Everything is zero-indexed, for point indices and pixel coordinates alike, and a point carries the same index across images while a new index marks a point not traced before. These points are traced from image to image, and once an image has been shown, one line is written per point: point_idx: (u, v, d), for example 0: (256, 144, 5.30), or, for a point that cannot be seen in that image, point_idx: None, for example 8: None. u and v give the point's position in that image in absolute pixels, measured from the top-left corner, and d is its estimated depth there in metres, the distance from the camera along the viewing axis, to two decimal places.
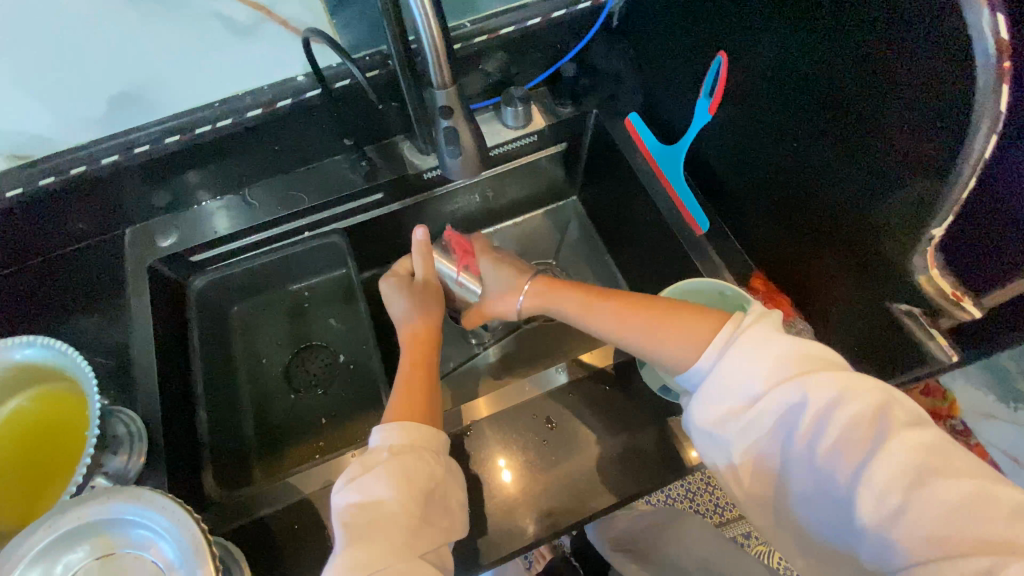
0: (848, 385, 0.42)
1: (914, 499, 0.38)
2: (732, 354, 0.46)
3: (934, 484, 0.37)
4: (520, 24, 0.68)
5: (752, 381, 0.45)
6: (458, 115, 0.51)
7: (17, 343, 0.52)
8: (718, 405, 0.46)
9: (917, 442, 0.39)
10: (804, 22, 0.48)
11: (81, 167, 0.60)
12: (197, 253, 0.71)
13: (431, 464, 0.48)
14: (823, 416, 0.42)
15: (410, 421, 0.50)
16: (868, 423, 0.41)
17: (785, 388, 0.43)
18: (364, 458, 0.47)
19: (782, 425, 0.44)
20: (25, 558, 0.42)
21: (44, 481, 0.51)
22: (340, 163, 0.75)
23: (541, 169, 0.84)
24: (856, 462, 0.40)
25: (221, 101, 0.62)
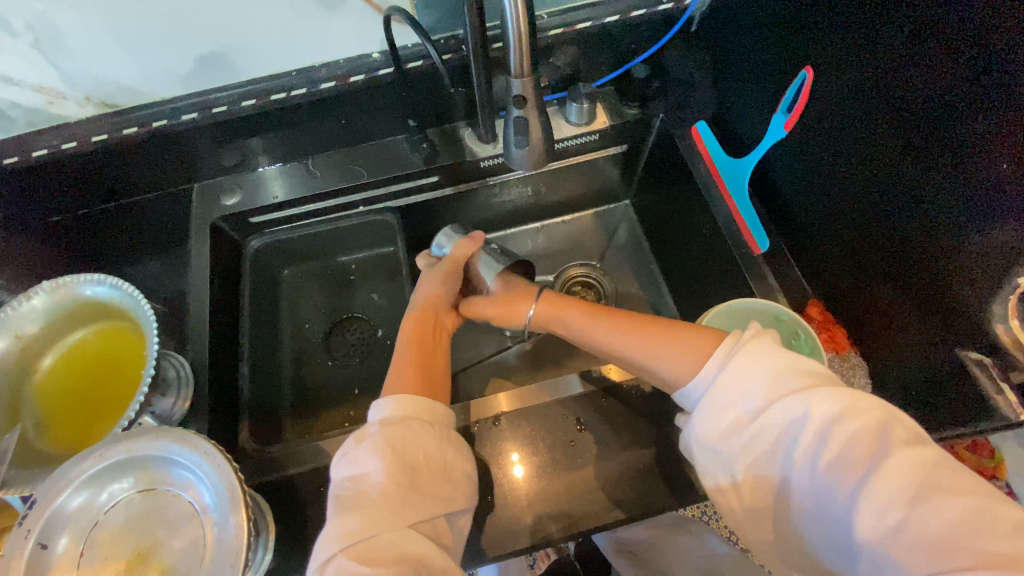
0: (848, 398, 0.40)
1: (913, 519, 0.35)
2: (730, 368, 0.44)
3: (932, 502, 0.35)
4: (598, 20, 0.67)
5: (752, 392, 0.43)
6: (530, 107, 0.51)
7: (89, 280, 0.55)
8: (722, 417, 0.44)
9: (917, 461, 0.37)
10: (888, 48, 0.47)
11: (164, 122, 0.65)
12: (257, 215, 0.75)
13: (424, 434, 0.48)
14: (822, 433, 0.40)
15: (405, 393, 0.51)
16: (867, 440, 0.38)
17: (784, 403, 0.41)
18: (359, 431, 0.49)
19: (778, 440, 0.42)
20: (75, 482, 0.44)
21: (100, 410, 0.54)
22: (401, 143, 0.76)
23: (598, 169, 0.83)
24: (855, 479, 0.38)
25: (298, 70, 0.66)
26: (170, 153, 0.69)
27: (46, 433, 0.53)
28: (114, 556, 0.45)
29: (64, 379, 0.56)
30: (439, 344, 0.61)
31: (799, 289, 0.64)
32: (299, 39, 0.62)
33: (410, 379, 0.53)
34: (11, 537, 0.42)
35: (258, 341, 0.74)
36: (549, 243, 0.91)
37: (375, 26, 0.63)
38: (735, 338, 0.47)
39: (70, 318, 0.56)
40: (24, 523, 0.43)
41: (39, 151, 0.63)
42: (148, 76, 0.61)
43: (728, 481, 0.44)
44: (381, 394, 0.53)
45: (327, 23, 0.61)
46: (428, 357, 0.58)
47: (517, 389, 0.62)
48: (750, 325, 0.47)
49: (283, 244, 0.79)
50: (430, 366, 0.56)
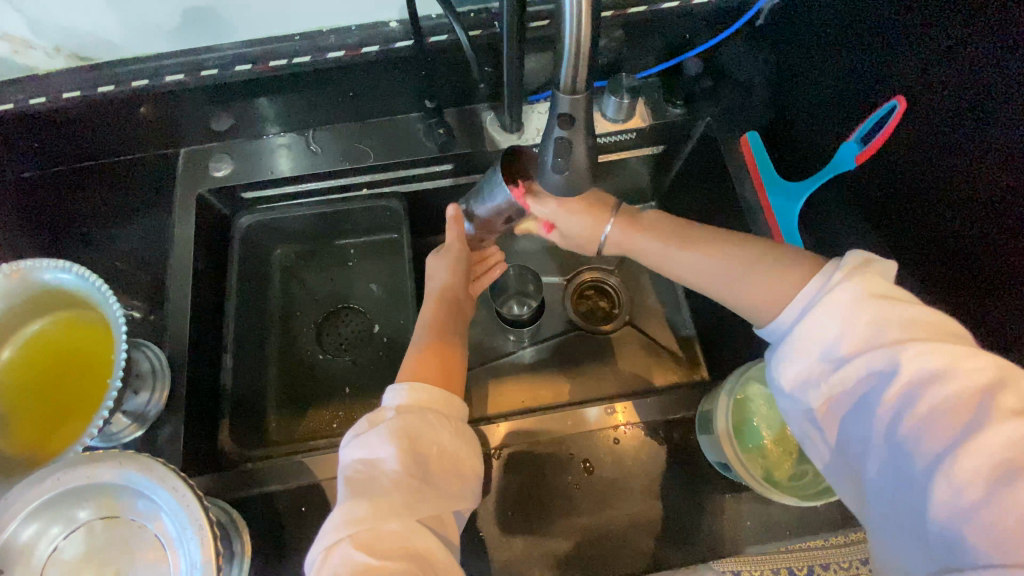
0: (955, 355, 0.35)
1: (997, 498, 0.31)
2: (818, 304, 0.40)
3: (1020, 480, 0.31)
4: (652, 5, 0.59)
5: (834, 340, 0.39)
6: (578, 131, 0.37)
7: (50, 266, 0.48)
8: (798, 362, 0.41)
9: (1017, 436, 0.32)
10: (997, 96, 0.43)
11: (146, 81, 0.57)
12: (250, 189, 0.67)
13: (441, 425, 0.44)
14: (912, 392, 0.35)
15: (423, 382, 0.47)
16: (964, 407, 0.34)
17: (872, 352, 0.37)
18: (373, 414, 0.44)
19: (861, 395, 0.38)
20: (20, 514, 0.39)
21: (59, 412, 0.49)
22: (415, 124, 0.67)
23: (629, 169, 0.75)
24: (938, 445, 0.34)
25: (302, 35, 0.58)
26: (152, 116, 0.61)
27: (7, 432, 0.48)
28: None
29: (24, 372, 0.50)
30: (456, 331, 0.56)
31: None
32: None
33: (427, 375, 0.48)
34: None
35: (244, 329, 0.69)
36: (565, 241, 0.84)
37: None
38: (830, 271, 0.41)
39: (32, 304, 0.50)
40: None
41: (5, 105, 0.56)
42: (131, 29, 0.53)
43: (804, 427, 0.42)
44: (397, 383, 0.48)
45: None
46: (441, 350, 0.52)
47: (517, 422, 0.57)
48: (853, 258, 0.41)
49: (277, 222, 0.71)
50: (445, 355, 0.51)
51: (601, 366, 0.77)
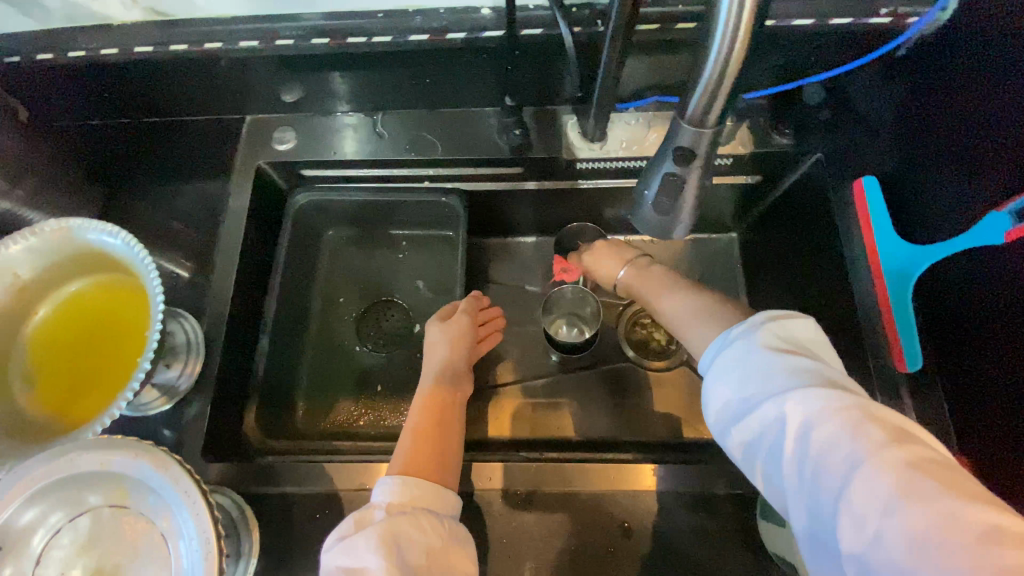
0: (828, 391, 0.31)
1: (896, 538, 0.26)
2: (715, 360, 0.37)
3: (912, 514, 0.26)
4: (783, 22, 0.51)
5: (724, 392, 0.35)
6: (696, 166, 0.34)
7: (96, 226, 0.46)
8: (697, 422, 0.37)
9: (901, 464, 0.28)
10: None
11: (219, 44, 0.54)
12: (309, 167, 0.65)
13: (432, 529, 0.40)
14: (802, 434, 0.31)
15: (413, 475, 0.45)
16: (843, 444, 0.29)
17: (757, 399, 0.33)
18: (360, 514, 0.41)
19: (756, 449, 0.33)
20: (26, 493, 0.37)
21: (87, 378, 0.47)
22: (489, 119, 0.62)
23: (715, 196, 0.68)
24: (829, 491, 0.29)
25: (387, 14, 0.53)
26: (222, 80, 0.59)
27: (34, 390, 0.47)
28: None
29: (59, 331, 0.49)
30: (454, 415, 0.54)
31: (942, 427, 0.49)
32: None
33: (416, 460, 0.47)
34: None
35: (285, 309, 0.66)
36: None
37: None
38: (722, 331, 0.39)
39: (75, 261, 0.48)
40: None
41: (76, 52, 0.54)
42: None
43: None
44: (385, 475, 0.46)
45: None
46: (436, 432, 0.51)
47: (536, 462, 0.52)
48: (750, 313, 0.38)
49: (329, 204, 0.68)
50: (442, 438, 0.50)
51: (648, 403, 0.71)
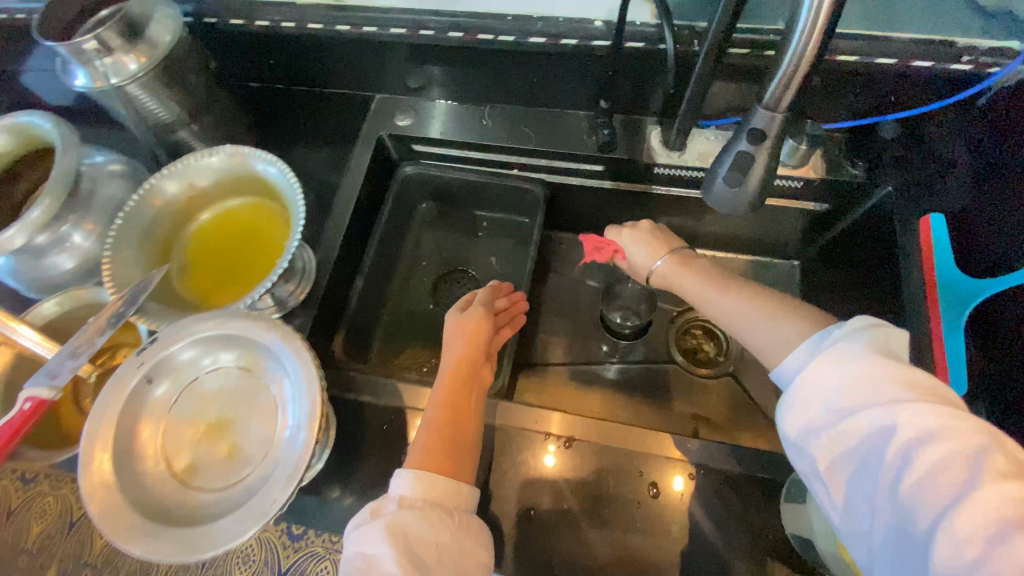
0: (946, 413, 0.34)
1: (998, 560, 0.29)
2: (821, 357, 0.40)
3: (1017, 543, 0.29)
4: (868, 57, 0.55)
5: (834, 392, 0.38)
6: (766, 146, 0.39)
7: (262, 157, 0.57)
8: (797, 413, 0.40)
9: (1016, 495, 0.31)
10: None
11: (375, 29, 0.65)
12: (419, 143, 0.76)
13: (442, 524, 0.44)
14: (915, 447, 0.34)
15: (425, 471, 0.47)
16: (959, 466, 0.32)
17: (871, 406, 0.36)
18: (376, 505, 0.45)
19: (860, 452, 0.37)
20: (184, 340, 0.47)
21: (229, 275, 0.59)
22: (582, 120, 0.70)
23: (781, 218, 0.72)
24: (938, 505, 0.32)
25: (514, 17, 0.61)
26: (367, 58, 0.71)
27: (186, 277, 0.58)
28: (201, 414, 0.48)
29: (213, 236, 0.60)
30: (474, 399, 0.55)
31: None
32: None
33: (430, 457, 0.48)
34: (126, 362, 0.46)
35: (379, 259, 0.76)
36: None
37: None
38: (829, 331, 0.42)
39: (235, 182, 0.60)
40: (140, 355, 0.46)
41: (261, 22, 0.67)
42: None
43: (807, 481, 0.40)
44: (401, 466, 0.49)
45: None
46: (454, 423, 0.52)
47: (579, 416, 0.58)
48: (863, 322, 0.41)
49: (429, 178, 0.78)
50: (458, 433, 0.51)
51: (685, 403, 0.75)
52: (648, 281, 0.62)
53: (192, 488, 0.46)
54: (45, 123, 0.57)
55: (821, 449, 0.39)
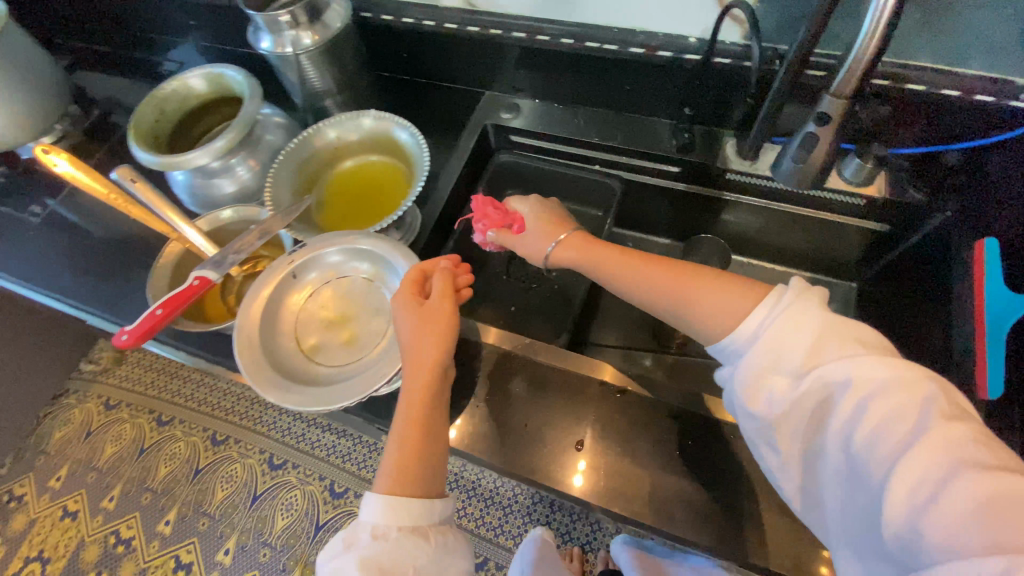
0: (891, 367, 0.41)
1: (944, 496, 0.36)
2: (775, 324, 0.46)
3: (960, 479, 0.36)
4: (933, 88, 0.62)
5: (793, 357, 0.45)
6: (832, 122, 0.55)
7: (400, 124, 0.70)
8: (759, 377, 0.47)
9: (956, 437, 0.37)
10: None
11: (499, 31, 0.77)
12: (518, 134, 0.87)
13: (418, 548, 0.45)
14: (868, 401, 0.41)
15: (398, 493, 0.47)
16: (906, 415, 0.39)
17: (827, 367, 0.43)
18: (349, 533, 0.46)
19: (825, 406, 0.44)
20: (328, 244, 0.60)
21: (357, 216, 0.72)
22: (664, 127, 0.80)
23: (842, 236, 0.78)
24: (892, 451, 0.39)
25: (619, 29, 0.71)
26: (486, 57, 0.83)
27: (323, 213, 0.72)
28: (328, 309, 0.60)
29: (347, 184, 0.74)
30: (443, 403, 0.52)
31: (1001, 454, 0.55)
32: None
33: (404, 474, 0.47)
34: (279, 259, 0.59)
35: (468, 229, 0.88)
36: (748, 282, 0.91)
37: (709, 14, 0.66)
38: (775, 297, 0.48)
39: (373, 143, 0.74)
40: (292, 252, 0.60)
41: (406, 19, 0.81)
42: None
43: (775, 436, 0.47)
44: (372, 485, 0.49)
45: None
46: (430, 426, 0.50)
47: (634, 373, 0.66)
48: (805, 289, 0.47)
49: (521, 168, 0.90)
50: (432, 442, 0.50)
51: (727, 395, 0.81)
52: (544, 264, 0.65)
53: (313, 363, 0.57)
54: (238, 75, 0.70)
55: (784, 414, 0.46)
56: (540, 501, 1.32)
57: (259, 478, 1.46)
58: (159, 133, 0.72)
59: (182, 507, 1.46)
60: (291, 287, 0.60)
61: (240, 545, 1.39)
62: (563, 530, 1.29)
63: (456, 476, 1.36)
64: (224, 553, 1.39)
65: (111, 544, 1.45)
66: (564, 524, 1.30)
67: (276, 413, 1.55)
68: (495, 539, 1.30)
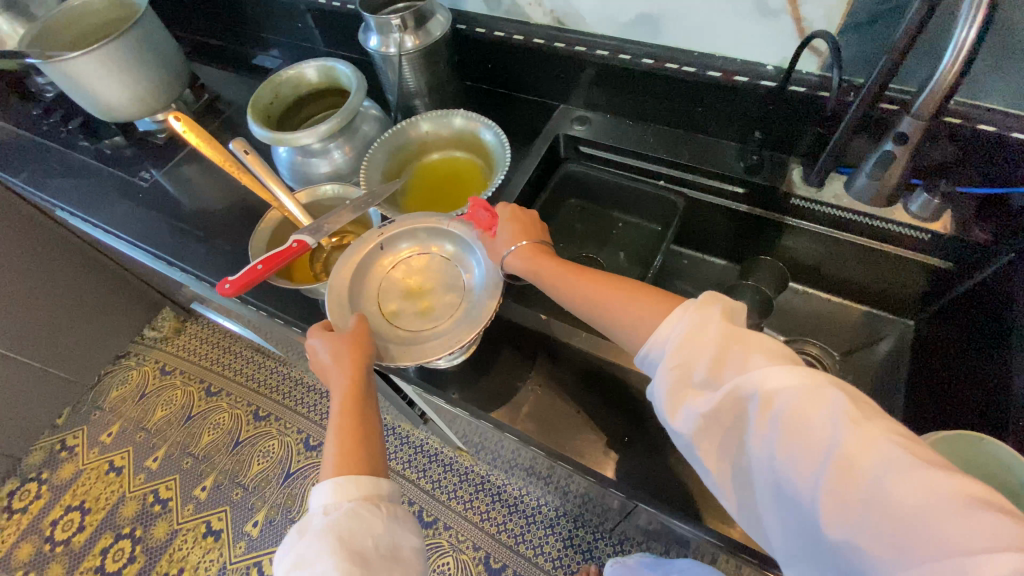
0: (791, 373, 0.42)
1: (874, 505, 0.36)
2: (683, 337, 0.47)
3: (884, 486, 0.36)
4: (1005, 129, 0.65)
5: (705, 370, 0.45)
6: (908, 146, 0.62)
7: (486, 125, 0.77)
8: (680, 392, 0.47)
9: (869, 441, 0.38)
10: None
11: (584, 49, 0.84)
12: (587, 145, 0.92)
13: (373, 515, 0.48)
14: (779, 413, 0.41)
15: (345, 475, 0.50)
16: (817, 424, 0.40)
17: (738, 379, 0.43)
18: (304, 521, 0.48)
19: (743, 419, 0.44)
20: (415, 226, 0.70)
21: (437, 204, 0.78)
22: (731, 149, 0.83)
23: (903, 270, 0.79)
24: (812, 463, 0.39)
25: (699, 53, 0.77)
26: (565, 73, 0.90)
27: (406, 198, 0.78)
28: (406, 279, 0.69)
29: (429, 175, 0.80)
30: (372, 405, 0.57)
31: None
32: (720, 28, 0.73)
33: (343, 465, 0.51)
34: (370, 234, 0.69)
35: None
36: (801, 309, 0.92)
37: (787, 45, 0.71)
38: (682, 308, 0.49)
39: (457, 140, 0.81)
40: (382, 227, 0.70)
41: (499, 32, 0.89)
42: (600, 11, 0.80)
43: (703, 453, 0.47)
44: (320, 477, 0.51)
45: (754, 28, 0.71)
46: (362, 425, 0.55)
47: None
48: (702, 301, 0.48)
49: (585, 177, 0.94)
50: (368, 435, 0.54)
51: None
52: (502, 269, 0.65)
53: (394, 324, 0.66)
54: (347, 68, 0.78)
55: (704, 427, 0.46)
56: (564, 515, 1.31)
57: (294, 457, 1.51)
58: (272, 114, 0.81)
59: (218, 475, 1.51)
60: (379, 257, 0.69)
61: (268, 519, 1.42)
62: (585, 548, 1.27)
63: (483, 478, 1.39)
64: (253, 525, 1.42)
65: (149, 503, 1.50)
66: (586, 541, 1.28)
67: (317, 397, 1.61)
68: (516, 547, 1.30)
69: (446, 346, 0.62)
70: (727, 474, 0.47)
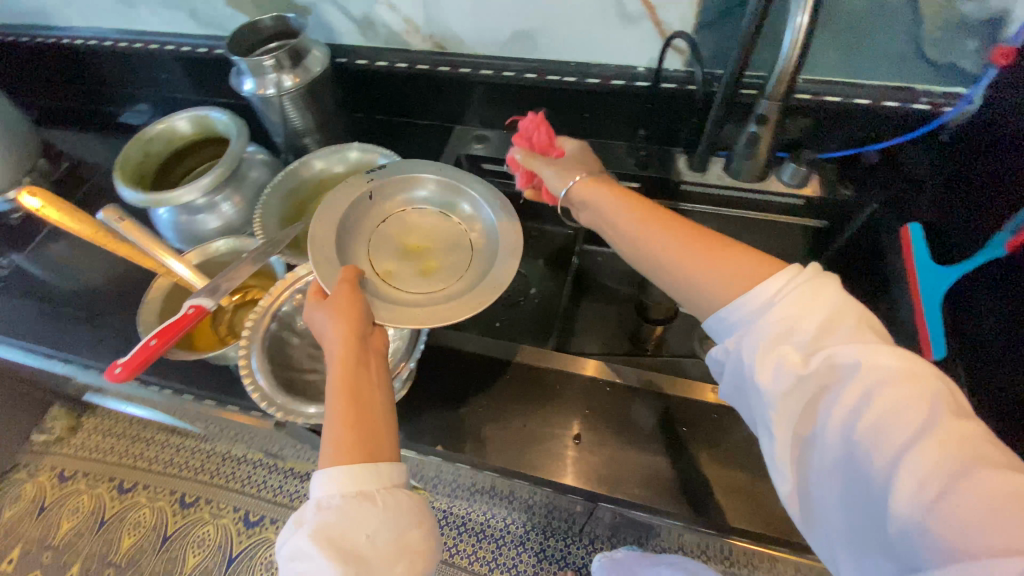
0: (897, 357, 0.39)
1: (952, 493, 0.34)
2: (783, 301, 0.43)
3: (972, 476, 0.34)
4: (847, 98, 0.73)
5: (803, 333, 0.42)
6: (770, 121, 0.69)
7: (384, 153, 0.75)
8: (764, 355, 0.43)
9: (961, 433, 0.35)
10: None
11: (468, 70, 0.85)
12: (486, 162, 0.92)
13: (368, 509, 0.45)
14: (875, 389, 0.38)
15: (341, 462, 0.46)
16: (920, 405, 0.37)
17: (840, 349, 0.41)
18: (302, 512, 0.46)
19: (830, 390, 0.41)
20: (420, 176, 0.70)
21: None
22: (622, 148, 0.88)
23: (791, 236, 0.85)
24: (898, 443, 0.37)
25: (576, 63, 0.81)
26: (455, 95, 0.91)
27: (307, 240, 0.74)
28: (405, 240, 0.68)
29: None
30: (377, 379, 0.52)
31: None
32: (591, 37, 0.77)
33: (338, 452, 0.46)
34: (361, 184, 0.68)
35: None
36: None
37: (652, 47, 0.76)
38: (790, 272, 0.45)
39: (357, 173, 0.79)
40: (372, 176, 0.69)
41: (382, 62, 0.88)
42: (477, 32, 0.81)
43: (772, 421, 0.43)
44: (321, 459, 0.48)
45: (621, 34, 0.76)
46: (361, 404, 0.49)
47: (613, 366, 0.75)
48: (810, 270, 0.44)
49: None
50: (371, 415, 0.49)
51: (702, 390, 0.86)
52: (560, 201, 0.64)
53: (390, 283, 0.64)
54: (222, 115, 0.74)
55: (790, 390, 0.42)
56: (532, 529, 1.29)
57: (235, 539, 1.38)
58: (146, 174, 0.76)
59: None
60: (366, 209, 0.68)
61: None
62: (559, 557, 1.27)
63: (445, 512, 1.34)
64: None
65: None
66: (559, 550, 1.27)
67: (250, 467, 1.48)
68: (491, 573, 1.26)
69: (452, 305, 0.60)
70: (790, 445, 0.43)
